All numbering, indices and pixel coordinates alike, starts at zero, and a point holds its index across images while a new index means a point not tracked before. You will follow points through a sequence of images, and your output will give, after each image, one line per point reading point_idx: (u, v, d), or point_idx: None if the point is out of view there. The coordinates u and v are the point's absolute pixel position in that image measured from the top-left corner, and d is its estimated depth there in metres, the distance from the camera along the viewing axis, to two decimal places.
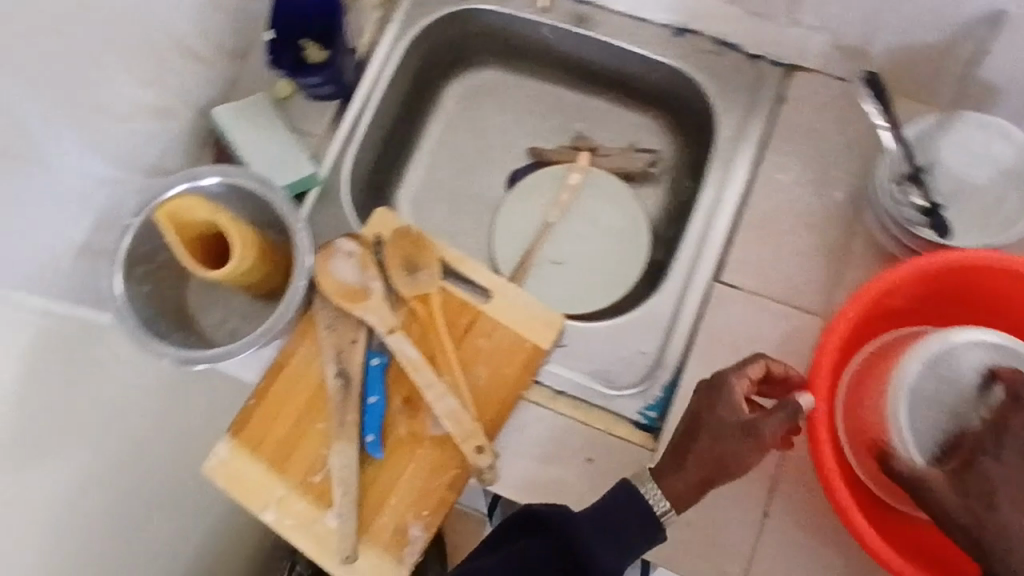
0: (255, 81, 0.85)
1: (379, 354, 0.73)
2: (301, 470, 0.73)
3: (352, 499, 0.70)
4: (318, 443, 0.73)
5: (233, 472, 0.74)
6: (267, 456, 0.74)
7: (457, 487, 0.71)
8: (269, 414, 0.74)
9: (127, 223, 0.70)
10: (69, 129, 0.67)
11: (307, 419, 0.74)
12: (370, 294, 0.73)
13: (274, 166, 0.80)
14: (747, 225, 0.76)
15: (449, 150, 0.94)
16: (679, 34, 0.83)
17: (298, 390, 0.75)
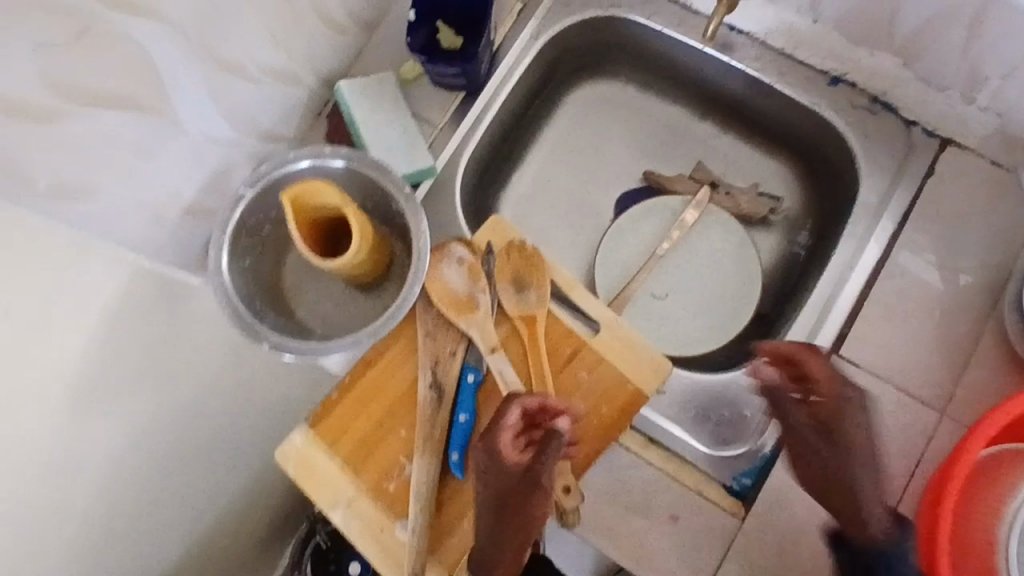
0: (382, 56, 0.81)
1: (475, 370, 0.70)
2: (376, 474, 0.70)
3: (425, 515, 0.67)
4: (396, 450, 0.71)
5: (307, 461, 0.71)
6: (344, 452, 0.71)
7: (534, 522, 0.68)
8: (354, 409, 0.71)
9: (242, 193, 0.68)
10: (204, 87, 0.65)
11: (391, 422, 0.71)
12: (477, 308, 0.70)
13: (394, 154, 0.75)
14: (874, 301, 0.72)
15: (561, 157, 0.89)
16: (833, 82, 0.77)
17: (386, 389, 0.72)
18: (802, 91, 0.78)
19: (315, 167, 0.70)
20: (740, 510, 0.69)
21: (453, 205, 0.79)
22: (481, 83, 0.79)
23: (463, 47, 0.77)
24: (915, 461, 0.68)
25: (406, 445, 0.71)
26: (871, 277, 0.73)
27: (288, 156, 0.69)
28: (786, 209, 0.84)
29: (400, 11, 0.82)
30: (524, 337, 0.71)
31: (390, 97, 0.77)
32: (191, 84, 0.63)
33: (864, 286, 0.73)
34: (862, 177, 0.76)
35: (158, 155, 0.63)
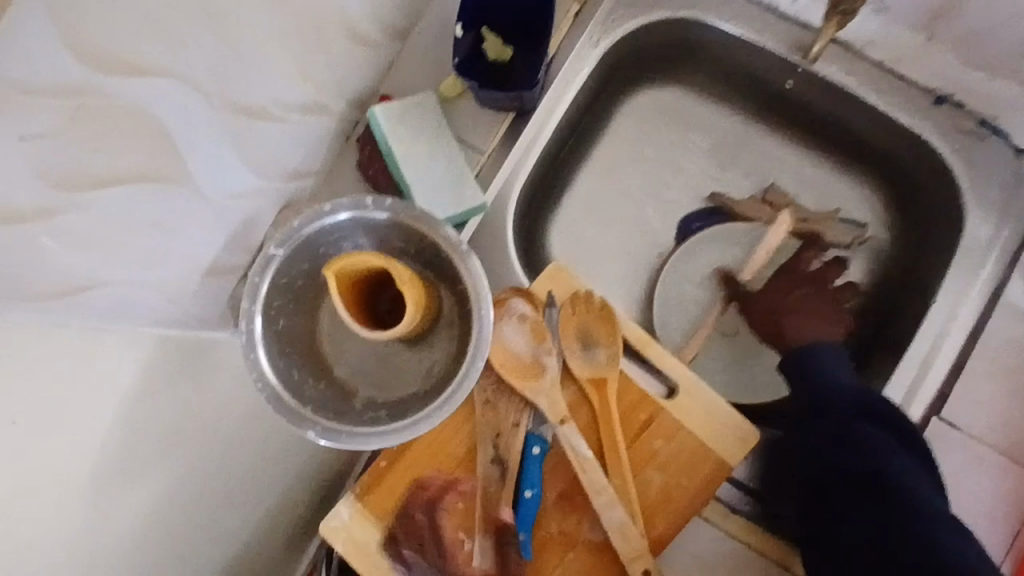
0: (417, 70, 0.70)
1: (540, 442, 0.63)
2: (432, 554, 0.63)
3: None
4: (454, 526, 0.63)
5: (357, 540, 0.63)
6: (396, 529, 0.63)
7: None
8: (405, 480, 0.64)
9: (274, 253, 0.60)
10: (227, 143, 0.56)
11: (450, 495, 0.63)
12: (543, 374, 0.63)
13: (440, 193, 0.66)
14: (978, 356, 0.65)
15: (617, 174, 0.80)
16: (938, 101, 0.68)
17: (442, 457, 0.64)
18: (900, 110, 0.68)
19: (355, 219, 0.61)
20: None
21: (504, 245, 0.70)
22: (535, 104, 0.69)
23: (512, 63, 0.68)
24: (1012, 531, 0.62)
25: (465, 521, 0.63)
26: (974, 329, 0.66)
27: (323, 209, 0.60)
28: (871, 237, 0.76)
29: (437, 14, 0.71)
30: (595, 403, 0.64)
31: (433, 124, 0.66)
32: (212, 143, 0.54)
33: (965, 339, 0.66)
34: (966, 213, 0.67)
35: (181, 227, 0.55)
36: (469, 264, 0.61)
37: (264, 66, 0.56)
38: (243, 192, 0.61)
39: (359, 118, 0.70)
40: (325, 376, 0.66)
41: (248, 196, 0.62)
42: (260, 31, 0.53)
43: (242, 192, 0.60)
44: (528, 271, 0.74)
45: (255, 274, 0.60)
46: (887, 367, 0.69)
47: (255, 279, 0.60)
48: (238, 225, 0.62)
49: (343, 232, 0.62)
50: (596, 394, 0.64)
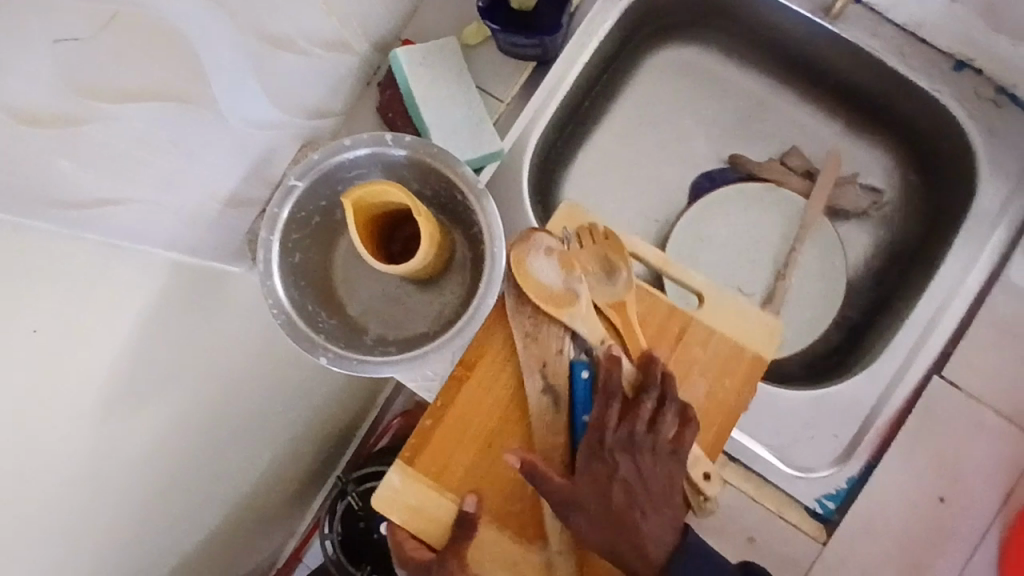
0: (441, 15, 0.70)
1: (587, 366, 0.60)
2: (495, 499, 0.59)
3: (566, 534, 0.59)
4: (516, 466, 0.60)
5: (410, 502, 0.59)
6: (451, 482, 0.60)
7: (681, 526, 0.59)
8: (454, 432, 0.60)
9: (293, 184, 0.61)
10: (249, 67, 0.56)
11: (501, 436, 0.61)
12: (578, 301, 0.61)
13: (459, 135, 0.66)
14: (983, 321, 0.66)
15: (635, 132, 0.80)
16: (958, 68, 0.68)
17: (487, 399, 0.61)
18: (920, 76, 0.69)
19: (373, 154, 0.62)
20: (823, 535, 0.65)
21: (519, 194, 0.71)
22: (557, 54, 0.70)
23: (540, 10, 0.67)
24: (1006, 492, 0.65)
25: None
26: (979, 294, 0.67)
27: (343, 143, 0.61)
28: (887, 202, 0.76)
29: None
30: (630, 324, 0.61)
31: (454, 68, 0.67)
32: (234, 64, 0.55)
33: (970, 303, 0.67)
34: (980, 180, 0.67)
35: (200, 148, 0.56)
36: (484, 203, 0.62)
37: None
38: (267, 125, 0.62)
39: (381, 62, 0.71)
40: (336, 311, 0.67)
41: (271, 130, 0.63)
42: None
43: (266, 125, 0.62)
44: (541, 222, 0.75)
45: (274, 205, 0.61)
46: (892, 330, 0.70)
47: (274, 210, 0.61)
48: (257, 158, 0.63)
49: (361, 168, 0.63)
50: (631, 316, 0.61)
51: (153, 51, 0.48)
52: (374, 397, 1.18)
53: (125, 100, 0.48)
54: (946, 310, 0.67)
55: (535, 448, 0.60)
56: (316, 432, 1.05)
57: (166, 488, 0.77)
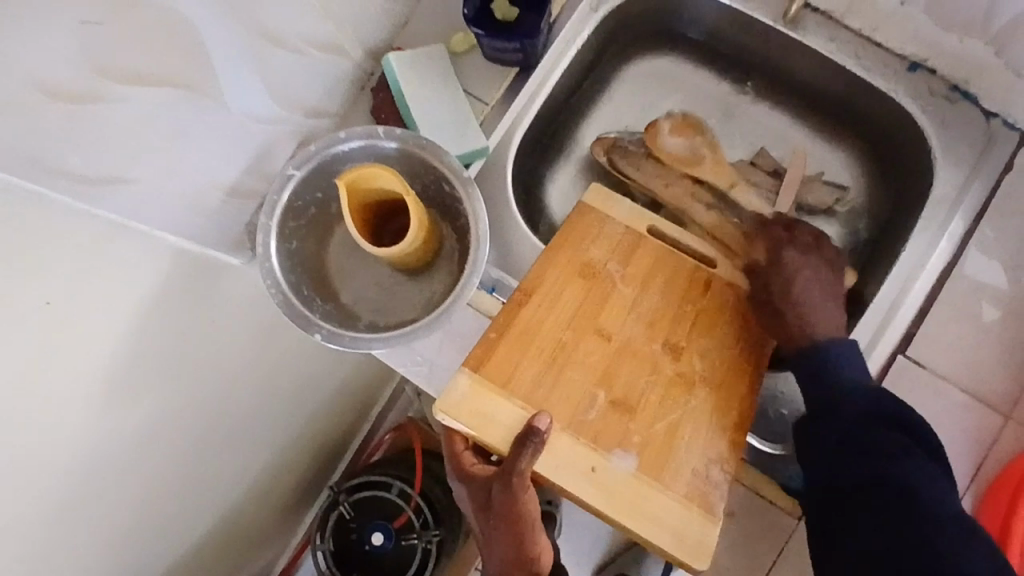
0: (431, 27, 0.76)
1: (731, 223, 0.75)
2: (565, 418, 0.60)
3: (644, 436, 0.60)
4: (587, 376, 0.61)
5: (480, 415, 0.59)
6: (521, 395, 0.60)
7: (746, 427, 0.61)
8: (519, 346, 0.61)
9: (292, 174, 0.65)
10: (247, 60, 0.61)
11: (575, 340, 0.62)
12: (699, 163, 0.76)
13: (445, 133, 0.71)
14: (944, 301, 0.69)
15: (611, 138, 0.85)
16: (912, 68, 0.74)
17: (558, 304, 0.63)
18: (876, 73, 0.74)
19: (367, 147, 0.67)
20: (799, 508, 0.68)
21: (505, 190, 0.75)
22: (538, 60, 0.75)
23: (518, 20, 0.73)
24: None
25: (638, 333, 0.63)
26: (942, 272, 0.70)
27: (338, 135, 0.66)
28: (851, 201, 0.80)
29: None
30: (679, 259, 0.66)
31: (440, 72, 0.72)
32: (233, 57, 0.60)
33: (934, 282, 0.70)
34: (937, 168, 0.72)
35: (200, 135, 0.60)
36: (471, 191, 0.66)
37: None
38: (268, 120, 0.66)
39: (373, 69, 0.75)
40: (330, 298, 0.70)
41: (271, 126, 0.67)
42: None
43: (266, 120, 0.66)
44: (525, 218, 0.78)
45: (274, 192, 0.65)
46: (859, 314, 0.73)
47: (273, 197, 0.65)
48: (257, 151, 0.66)
49: (355, 159, 0.68)
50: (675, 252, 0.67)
51: (156, 42, 0.53)
52: (367, 411, 1.20)
53: (131, 85, 0.53)
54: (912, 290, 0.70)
55: (624, 332, 0.63)
56: (310, 440, 1.06)
57: (162, 481, 0.78)
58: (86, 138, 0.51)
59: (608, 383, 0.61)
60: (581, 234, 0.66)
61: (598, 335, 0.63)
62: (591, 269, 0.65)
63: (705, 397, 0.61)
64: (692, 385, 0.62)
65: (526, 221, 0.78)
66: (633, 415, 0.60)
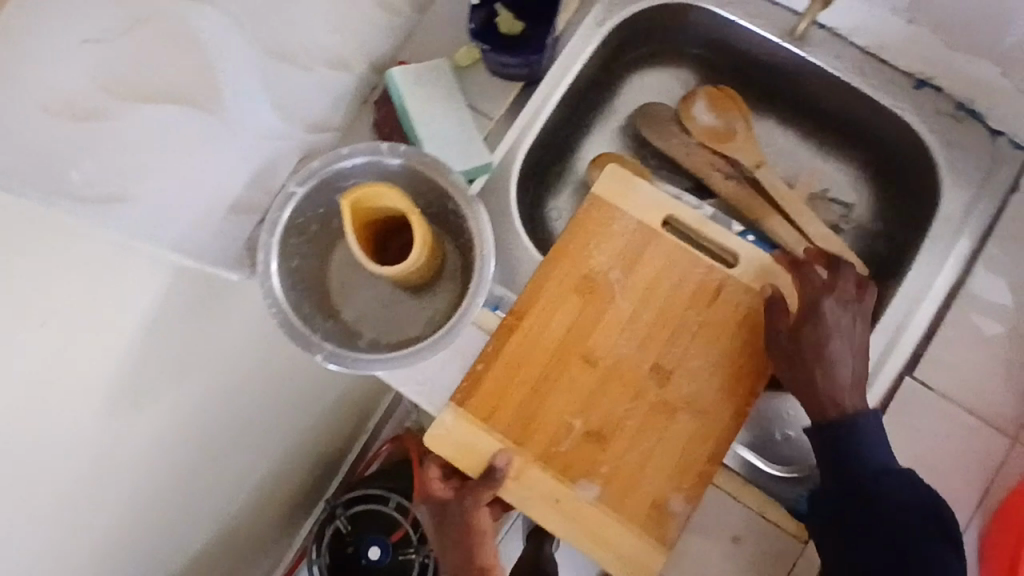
0: (435, 41, 0.75)
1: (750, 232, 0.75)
2: (540, 447, 0.63)
3: (609, 466, 0.62)
4: (567, 403, 0.64)
5: (464, 440, 0.64)
6: (502, 424, 0.64)
7: (719, 461, 0.62)
8: (507, 374, 0.64)
9: (294, 189, 0.64)
10: (253, 76, 0.60)
11: (558, 366, 0.65)
12: (734, 135, 0.79)
13: (453, 150, 0.70)
14: (951, 323, 0.69)
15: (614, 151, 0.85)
16: (918, 86, 0.73)
17: (547, 330, 0.65)
18: (884, 95, 0.73)
19: (370, 163, 0.66)
20: (803, 533, 0.66)
21: (508, 206, 0.74)
22: (543, 73, 0.75)
23: (525, 34, 0.74)
24: (981, 485, 0.66)
25: (622, 354, 0.64)
26: (949, 294, 0.70)
27: (342, 151, 0.65)
28: (856, 217, 0.81)
29: None
30: (691, 265, 0.66)
31: (446, 88, 0.72)
32: (240, 71, 0.59)
33: (941, 304, 0.70)
34: (943, 188, 0.72)
35: (205, 151, 0.59)
36: (476, 210, 0.65)
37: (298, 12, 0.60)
38: (270, 136, 0.65)
39: (377, 82, 0.75)
40: (332, 315, 0.69)
41: (273, 142, 0.66)
42: None
43: (268, 136, 0.65)
44: (530, 235, 0.77)
45: (275, 210, 0.64)
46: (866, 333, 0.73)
47: (276, 213, 0.64)
48: (261, 166, 0.66)
49: (357, 175, 0.67)
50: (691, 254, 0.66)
51: (170, 58, 0.53)
52: (366, 421, 1.18)
53: (146, 102, 0.53)
54: (918, 310, 0.70)
55: (609, 356, 0.64)
56: (308, 453, 1.04)
57: (164, 494, 0.77)
58: (96, 153, 0.51)
59: (586, 413, 0.64)
60: (589, 236, 0.67)
61: (583, 360, 0.65)
62: (591, 282, 0.66)
63: (687, 424, 0.63)
64: (674, 411, 0.63)
65: (531, 238, 0.77)
66: (607, 443, 0.63)
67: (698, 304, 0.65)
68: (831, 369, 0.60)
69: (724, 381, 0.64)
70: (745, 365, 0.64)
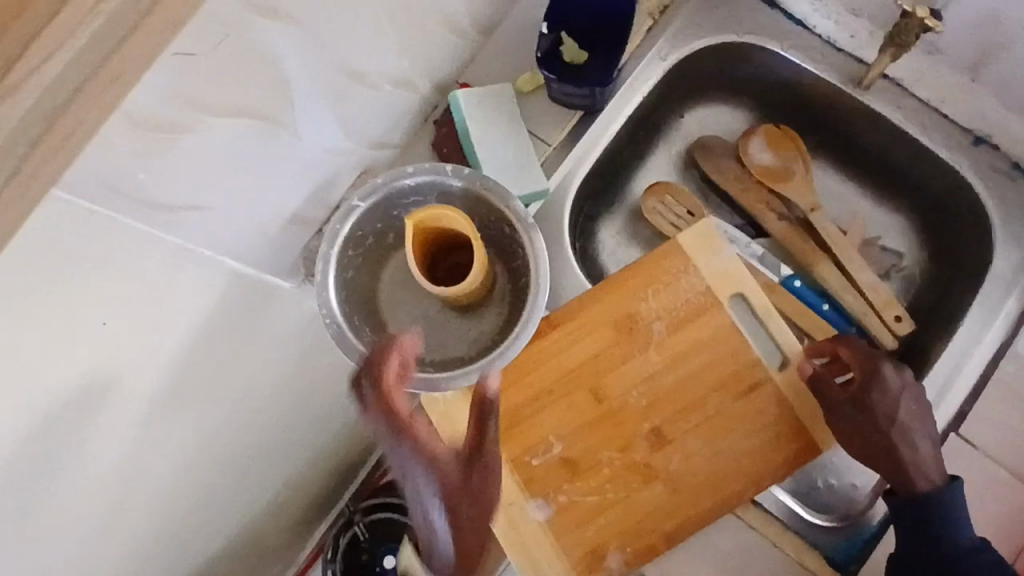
0: (497, 65, 0.76)
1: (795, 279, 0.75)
2: (517, 450, 0.66)
3: (569, 496, 0.64)
4: (562, 420, 0.66)
5: (452, 414, 0.66)
6: (492, 416, 0.66)
7: (683, 532, 0.64)
8: (516, 374, 0.67)
9: (354, 204, 0.65)
10: (322, 92, 0.60)
11: (570, 386, 0.67)
12: (791, 177, 0.78)
13: (509, 173, 0.71)
14: (998, 383, 0.68)
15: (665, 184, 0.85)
16: (976, 142, 0.73)
17: (568, 353, 0.67)
18: (941, 146, 0.73)
19: (432, 183, 0.67)
20: None
21: (559, 234, 0.74)
22: (604, 104, 0.75)
23: (588, 65, 0.74)
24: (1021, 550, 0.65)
25: (635, 392, 0.66)
26: (998, 352, 0.69)
27: (406, 170, 0.66)
28: (906, 266, 0.80)
29: (522, 18, 0.77)
30: (739, 344, 0.67)
31: (507, 113, 0.73)
32: (311, 88, 0.59)
33: (988, 361, 0.69)
34: (997, 245, 0.71)
35: (269, 161, 0.60)
36: (533, 235, 0.65)
37: (372, 32, 0.61)
38: (332, 150, 0.66)
39: (439, 101, 0.76)
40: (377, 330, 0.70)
41: (334, 156, 0.67)
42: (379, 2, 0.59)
43: (330, 150, 0.65)
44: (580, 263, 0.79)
45: (336, 223, 0.65)
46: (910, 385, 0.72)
47: (335, 227, 0.65)
48: (322, 178, 0.67)
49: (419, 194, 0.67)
50: (742, 335, 0.67)
51: (241, 71, 0.51)
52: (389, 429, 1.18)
53: (217, 115, 0.52)
54: (965, 366, 0.69)
55: (628, 396, 0.66)
56: None
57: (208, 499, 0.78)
58: (166, 168, 0.50)
59: (570, 441, 0.66)
60: (650, 278, 0.68)
61: (594, 392, 0.67)
62: (630, 324, 0.68)
63: (657, 494, 0.65)
64: (652, 478, 0.65)
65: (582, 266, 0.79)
66: (575, 475, 0.65)
67: (723, 384, 0.66)
68: (908, 438, 0.62)
69: (728, 463, 0.65)
70: (747, 458, 0.65)
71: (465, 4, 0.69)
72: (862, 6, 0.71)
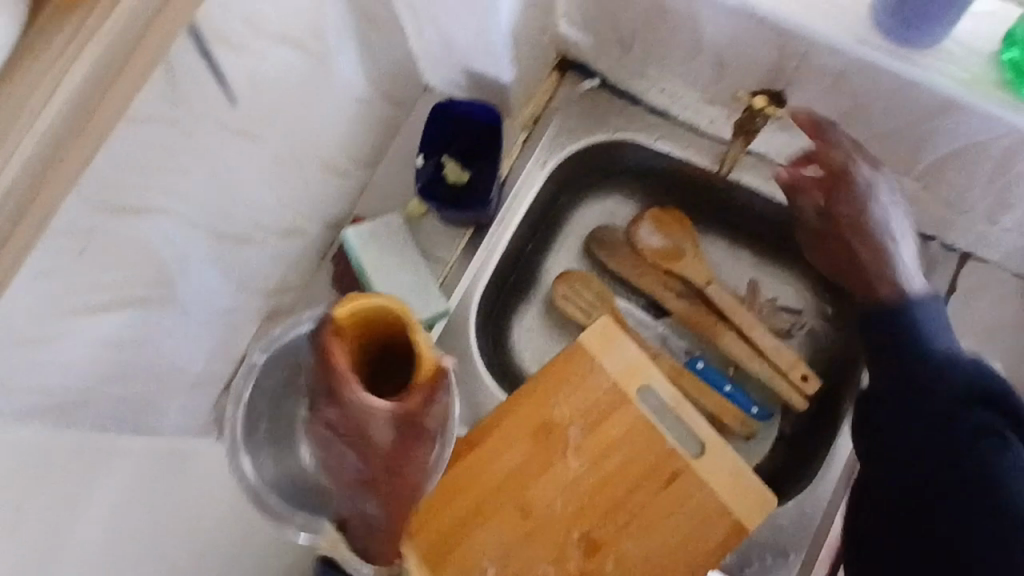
0: (385, 194, 0.78)
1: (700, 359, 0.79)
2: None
3: None
4: (495, 537, 0.67)
5: None
6: (424, 544, 0.67)
7: None
8: (443, 498, 0.68)
9: (252, 363, 0.63)
10: (206, 263, 0.61)
11: (497, 501, 0.68)
12: (683, 255, 0.82)
13: (408, 299, 0.72)
14: None
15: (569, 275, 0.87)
16: None
17: (491, 469, 0.68)
18: None
19: None
20: None
21: (468, 349, 0.75)
22: (492, 217, 0.78)
23: (470, 182, 0.77)
24: None
25: (563, 499, 0.68)
26: None
27: (299, 318, 0.62)
28: (806, 322, 0.83)
29: (403, 146, 0.80)
30: (654, 437, 0.69)
31: (399, 239, 0.74)
32: (195, 262, 0.60)
33: None
34: None
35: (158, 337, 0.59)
36: None
37: (250, 194, 0.62)
38: (225, 309, 0.66)
39: (333, 237, 0.77)
40: None
41: (229, 314, 0.67)
42: (246, 171, 0.61)
43: (223, 309, 0.66)
44: (492, 370, 0.78)
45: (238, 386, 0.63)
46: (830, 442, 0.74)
47: (239, 388, 0.63)
48: (217, 337, 0.67)
49: None
50: (656, 427, 0.69)
51: (117, 265, 0.52)
52: None
53: (93, 313, 0.52)
54: None
55: (556, 506, 0.67)
56: None
57: None
58: (48, 375, 0.50)
59: (504, 559, 0.66)
60: (561, 379, 0.70)
61: (522, 505, 0.67)
62: (548, 429, 0.69)
63: None
64: None
65: (493, 372, 0.78)
66: None
67: (646, 477, 0.68)
68: (865, 239, 0.66)
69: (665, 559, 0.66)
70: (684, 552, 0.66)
71: (339, 148, 0.71)
72: (714, 95, 0.74)
